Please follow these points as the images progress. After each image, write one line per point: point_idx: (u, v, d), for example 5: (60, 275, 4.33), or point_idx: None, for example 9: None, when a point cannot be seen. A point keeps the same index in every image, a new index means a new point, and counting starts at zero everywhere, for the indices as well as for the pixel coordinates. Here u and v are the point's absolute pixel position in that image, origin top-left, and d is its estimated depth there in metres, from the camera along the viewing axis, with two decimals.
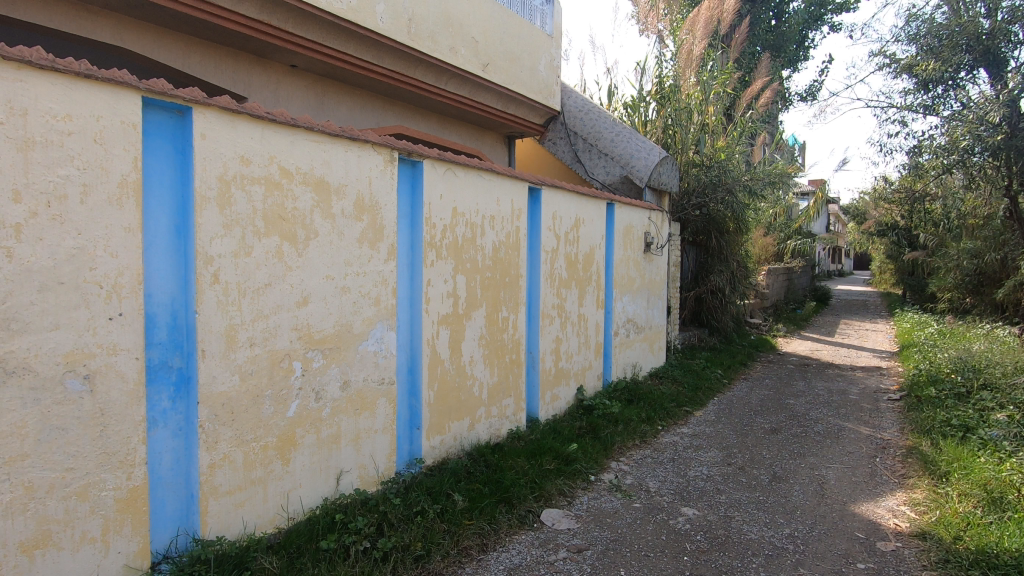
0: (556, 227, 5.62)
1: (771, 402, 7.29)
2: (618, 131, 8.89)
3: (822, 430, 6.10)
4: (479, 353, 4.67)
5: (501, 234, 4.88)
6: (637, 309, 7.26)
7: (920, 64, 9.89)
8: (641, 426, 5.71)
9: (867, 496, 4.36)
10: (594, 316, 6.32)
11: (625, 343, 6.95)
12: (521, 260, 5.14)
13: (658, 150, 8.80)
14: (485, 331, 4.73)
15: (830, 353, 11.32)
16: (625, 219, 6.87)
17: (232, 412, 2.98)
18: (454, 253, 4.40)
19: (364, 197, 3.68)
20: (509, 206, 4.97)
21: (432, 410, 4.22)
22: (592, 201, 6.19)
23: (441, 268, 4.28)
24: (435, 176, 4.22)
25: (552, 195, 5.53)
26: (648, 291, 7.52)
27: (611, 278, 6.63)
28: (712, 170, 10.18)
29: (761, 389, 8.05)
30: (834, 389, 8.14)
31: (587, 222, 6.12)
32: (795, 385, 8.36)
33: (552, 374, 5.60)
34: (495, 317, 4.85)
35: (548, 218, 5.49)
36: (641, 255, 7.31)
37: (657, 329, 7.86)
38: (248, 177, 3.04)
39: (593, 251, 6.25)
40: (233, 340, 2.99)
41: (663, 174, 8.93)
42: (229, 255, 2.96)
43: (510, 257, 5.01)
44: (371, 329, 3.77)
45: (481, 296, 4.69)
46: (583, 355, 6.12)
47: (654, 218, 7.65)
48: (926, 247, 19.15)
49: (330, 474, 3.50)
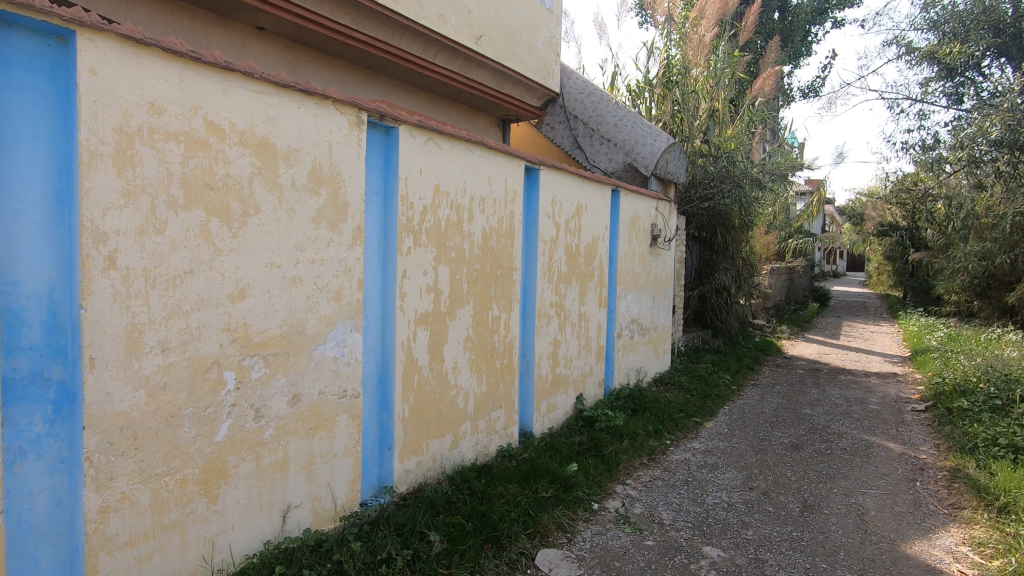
0: (556, 214, 4.93)
1: (786, 412, 6.65)
2: (621, 115, 8.20)
3: (848, 446, 5.46)
4: (464, 359, 3.98)
5: (492, 219, 4.19)
6: (642, 308, 6.58)
7: (943, 50, 9.22)
8: (649, 441, 5.04)
9: (917, 532, 3.73)
10: (596, 316, 5.64)
11: (628, 346, 6.28)
12: (516, 251, 4.45)
13: (664, 136, 8.16)
14: (472, 333, 4.04)
15: (839, 357, 10.74)
16: (631, 209, 6.20)
17: (135, 439, 2.27)
18: (436, 240, 3.70)
19: (322, 167, 2.97)
20: (502, 187, 4.28)
21: (407, 427, 3.53)
22: (596, 187, 5.50)
23: (420, 257, 3.58)
24: (414, 146, 3.51)
25: (552, 177, 4.84)
26: (653, 289, 6.84)
27: (615, 274, 5.96)
28: (720, 160, 9.43)
29: (773, 397, 7.40)
30: (851, 398, 7.53)
31: (590, 209, 5.44)
32: (809, 393, 7.73)
33: (549, 382, 4.92)
34: (485, 317, 4.16)
35: (547, 203, 4.80)
36: (647, 249, 6.63)
37: (663, 331, 7.19)
38: (161, 130, 2.32)
39: (597, 243, 5.57)
40: (137, 345, 2.28)
41: (670, 162, 8.27)
42: (131, 232, 2.24)
43: (503, 246, 4.31)
44: (330, 330, 3.06)
45: (468, 291, 3.99)
46: (583, 360, 5.44)
47: (662, 209, 6.97)
48: (931, 248, 18.61)
49: (273, 511, 2.80)
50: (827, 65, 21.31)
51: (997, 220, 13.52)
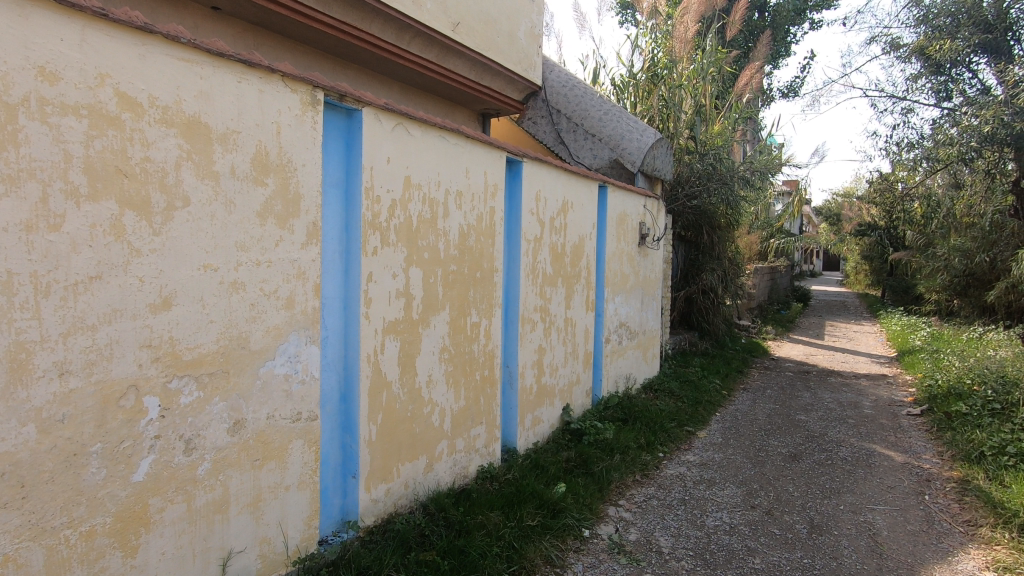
0: (540, 210, 4.54)
1: (780, 419, 6.36)
2: (606, 109, 7.86)
3: (848, 456, 5.18)
4: (440, 371, 3.57)
5: (470, 215, 3.78)
6: (631, 311, 6.23)
7: (934, 45, 9.05)
8: (641, 455, 4.69)
9: (934, 556, 3.43)
10: (583, 320, 5.27)
11: (617, 352, 5.93)
12: (497, 251, 4.06)
13: (651, 131, 7.84)
14: (449, 341, 3.63)
15: (826, 358, 10.55)
16: (618, 206, 5.84)
17: (22, 487, 1.81)
18: (406, 239, 3.28)
19: (269, 153, 2.53)
20: (481, 180, 3.88)
21: (374, 451, 3.10)
22: (582, 182, 5.13)
23: (388, 258, 3.17)
24: (380, 131, 3.08)
25: (535, 170, 4.45)
26: (642, 291, 6.49)
27: (603, 275, 5.60)
28: (707, 157, 9.13)
29: (765, 402, 7.13)
30: (844, 402, 7.29)
31: (576, 206, 5.06)
32: (801, 397, 7.48)
33: (534, 393, 4.53)
34: (463, 323, 3.76)
35: (530, 199, 4.40)
36: (635, 249, 6.28)
37: (652, 335, 6.85)
38: (55, 102, 1.87)
39: (584, 242, 5.20)
40: (25, 369, 1.82)
41: (657, 158, 7.96)
42: (14, 228, 1.79)
43: (483, 245, 3.92)
44: (279, 343, 2.62)
45: (444, 296, 3.58)
46: (570, 368, 5.07)
47: (650, 206, 6.63)
48: (910, 247, 18.70)
49: (210, 561, 2.36)
50: (805, 65, 21.29)
51: (978, 218, 13.52)
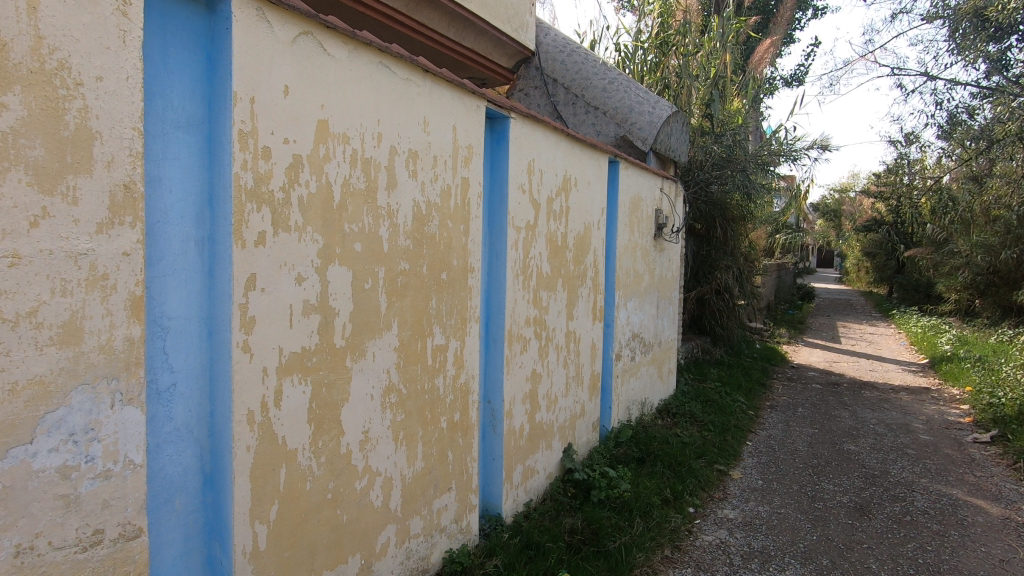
0: (533, 187, 3.33)
1: (826, 450, 5.23)
2: (612, 77, 6.63)
3: (929, 506, 4.05)
4: (382, 423, 2.36)
5: (432, 188, 2.57)
6: (645, 318, 5.04)
7: (992, 7, 7.89)
8: (669, 516, 3.52)
9: None
10: (589, 333, 4.08)
11: (629, 370, 4.75)
12: (473, 242, 2.85)
13: (663, 103, 6.64)
14: (397, 377, 2.42)
15: (852, 367, 9.45)
16: (631, 188, 4.65)
17: None
18: (322, 221, 2.06)
19: (8, 44, 1.29)
20: (449, 138, 2.66)
21: (264, 567, 1.90)
22: (588, 154, 3.91)
23: (289, 250, 1.95)
24: (271, 41, 1.85)
25: (526, 132, 3.23)
26: (657, 293, 5.30)
27: (612, 276, 4.42)
28: (725, 138, 7.93)
29: (801, 426, 5.99)
30: (893, 424, 6.15)
31: (580, 184, 3.85)
32: (840, 418, 6.36)
33: (525, 437, 3.34)
34: (421, 348, 2.56)
35: (521, 171, 3.20)
36: (651, 241, 5.09)
37: (668, 346, 5.66)
38: None
39: (590, 233, 4.01)
40: None
41: (671, 136, 6.77)
42: None
43: (451, 233, 2.71)
44: (47, 412, 1.38)
45: (389, 309, 2.37)
46: (573, 397, 3.87)
47: (668, 190, 5.42)
48: (924, 243, 17.70)
49: None
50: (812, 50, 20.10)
51: (1006, 212, 12.49)
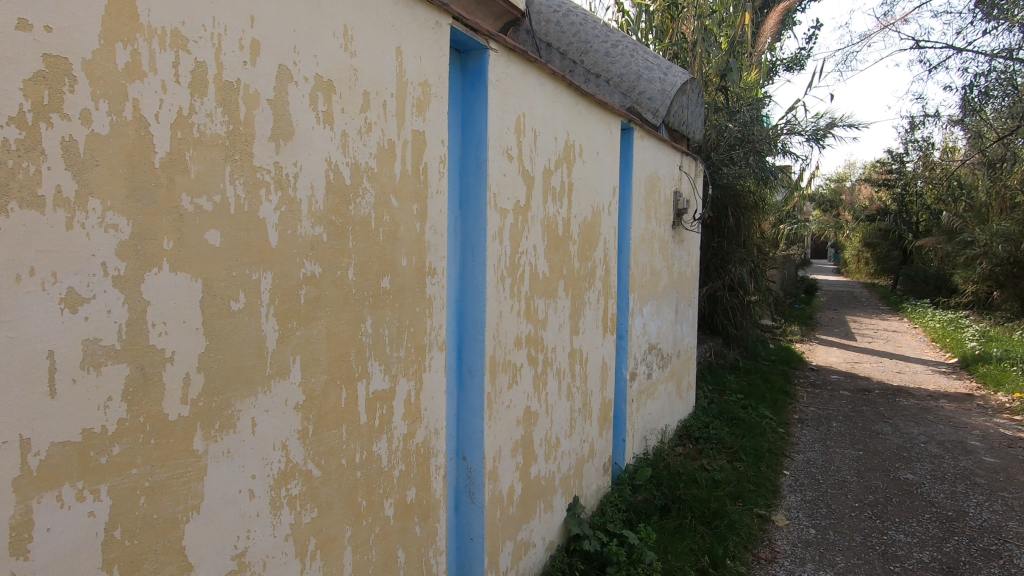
0: (524, 153, 2.37)
1: (881, 481, 4.35)
2: (615, 40, 5.53)
3: None
4: (272, 534, 1.40)
5: (362, 145, 1.61)
6: (662, 325, 4.11)
7: None
8: None
9: None
10: (598, 350, 3.14)
11: (645, 391, 3.83)
12: (433, 232, 1.89)
13: (677, 69, 5.62)
14: (301, 454, 1.47)
15: (877, 369, 8.61)
16: (647, 164, 3.70)
17: None
18: (128, 190, 1.10)
19: None
20: (389, 68, 1.69)
21: None
22: (596, 113, 2.95)
23: (40, 242, 0.98)
24: None
25: (513, 74, 2.27)
26: (675, 294, 4.37)
27: (625, 275, 3.49)
28: (740, 115, 7.11)
29: (842, 447, 5.11)
30: (947, 442, 5.28)
31: (587, 154, 2.90)
32: (884, 435, 5.49)
33: (516, 503, 2.40)
34: (348, 401, 1.61)
35: (507, 129, 2.24)
36: (669, 231, 4.15)
37: (688, 356, 4.74)
38: None
39: (599, 220, 3.07)
40: None
41: (685, 108, 5.78)
42: None
43: (397, 218, 1.75)
44: None
45: (280, 345, 1.41)
46: (579, 437, 2.94)
47: (687, 168, 4.47)
48: (935, 232, 16.94)
49: None
50: None
51: None
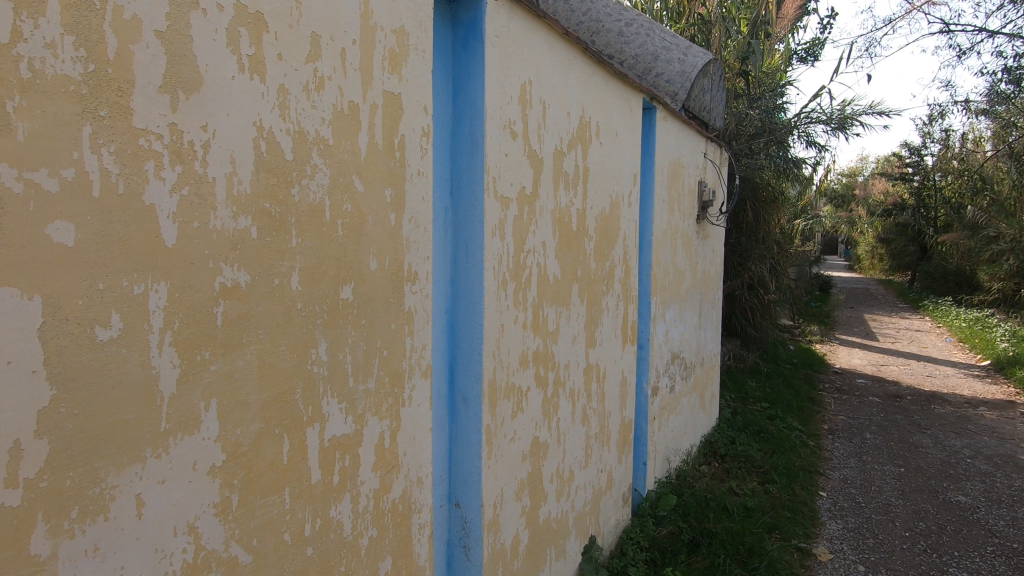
0: (530, 130, 1.93)
1: (931, 505, 3.89)
2: (630, 18, 5.04)
3: None
4: None
5: (309, 105, 1.18)
6: (686, 331, 3.67)
7: None
8: None
9: None
10: (617, 364, 2.71)
11: (667, 406, 3.39)
12: (411, 227, 1.46)
13: (698, 49, 5.09)
14: (219, 538, 1.05)
15: (906, 372, 8.13)
16: (670, 150, 3.26)
17: None
18: None
19: None
20: (350, 3, 1.25)
21: None
22: (616, 86, 2.51)
23: None
24: None
25: (517, 30, 1.83)
26: (699, 296, 3.93)
27: (646, 276, 3.05)
28: (762, 102, 6.75)
29: (881, 463, 4.65)
30: (995, 457, 4.81)
31: (604, 135, 2.46)
32: (925, 448, 5.02)
33: (521, 555, 1.97)
34: (292, 454, 1.18)
35: (509, 99, 1.81)
36: (693, 226, 3.70)
37: (711, 364, 4.30)
38: None
39: (618, 213, 2.63)
40: None
41: (707, 91, 5.28)
42: None
43: (363, 206, 1.32)
44: None
45: (183, 388, 0.98)
46: (595, 467, 2.51)
47: (712, 155, 4.02)
48: (956, 228, 16.34)
49: None
50: None
51: None
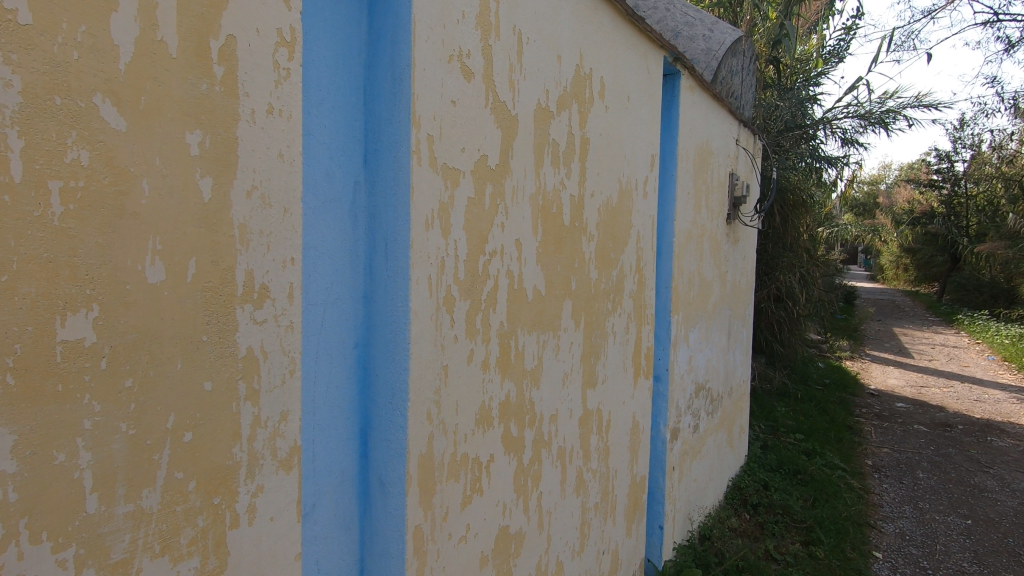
0: (493, 70, 1.28)
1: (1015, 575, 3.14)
2: None
3: None
4: None
5: None
6: (713, 355, 2.98)
7: None
8: None
9: None
10: (626, 406, 2.03)
11: (689, 450, 2.71)
12: (252, 207, 0.82)
13: (727, 25, 4.45)
14: None
15: (951, 396, 7.32)
16: (697, 131, 2.59)
17: None
18: None
19: None
20: None
21: None
22: (628, 34, 1.85)
23: None
24: None
25: None
26: (728, 313, 3.24)
27: (665, 289, 2.38)
28: (794, 92, 6.05)
29: (943, 512, 3.89)
30: None
31: (611, 98, 1.80)
32: (992, 493, 4.25)
33: None
34: None
35: (458, 17, 1.16)
36: (721, 226, 3.02)
37: (741, 394, 3.60)
38: None
39: (630, 205, 1.97)
40: None
41: (737, 74, 4.59)
42: None
43: (124, 161, 0.67)
44: None
45: None
46: (594, 548, 1.85)
47: (745, 143, 3.35)
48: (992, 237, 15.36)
49: None
50: None
51: None
